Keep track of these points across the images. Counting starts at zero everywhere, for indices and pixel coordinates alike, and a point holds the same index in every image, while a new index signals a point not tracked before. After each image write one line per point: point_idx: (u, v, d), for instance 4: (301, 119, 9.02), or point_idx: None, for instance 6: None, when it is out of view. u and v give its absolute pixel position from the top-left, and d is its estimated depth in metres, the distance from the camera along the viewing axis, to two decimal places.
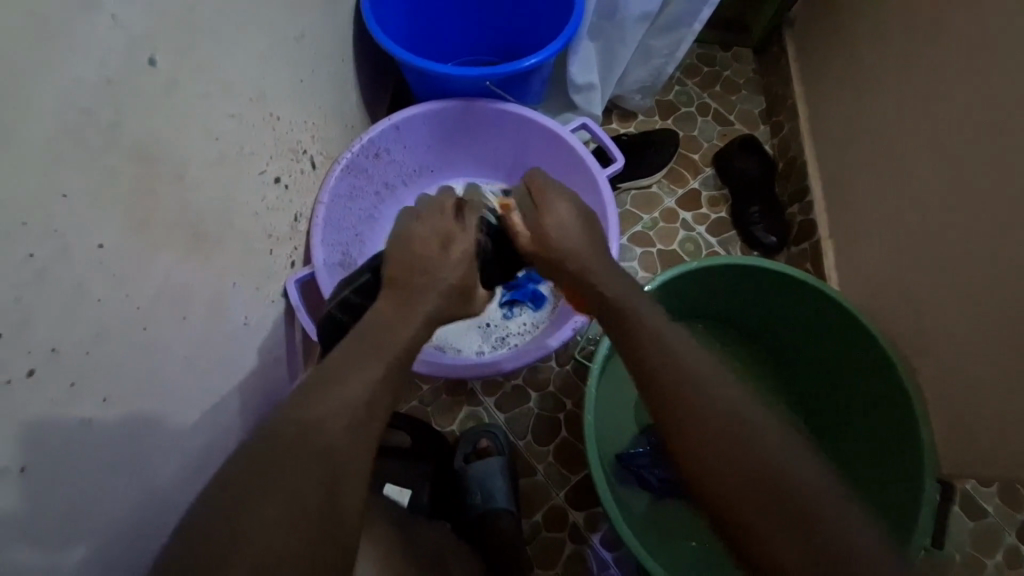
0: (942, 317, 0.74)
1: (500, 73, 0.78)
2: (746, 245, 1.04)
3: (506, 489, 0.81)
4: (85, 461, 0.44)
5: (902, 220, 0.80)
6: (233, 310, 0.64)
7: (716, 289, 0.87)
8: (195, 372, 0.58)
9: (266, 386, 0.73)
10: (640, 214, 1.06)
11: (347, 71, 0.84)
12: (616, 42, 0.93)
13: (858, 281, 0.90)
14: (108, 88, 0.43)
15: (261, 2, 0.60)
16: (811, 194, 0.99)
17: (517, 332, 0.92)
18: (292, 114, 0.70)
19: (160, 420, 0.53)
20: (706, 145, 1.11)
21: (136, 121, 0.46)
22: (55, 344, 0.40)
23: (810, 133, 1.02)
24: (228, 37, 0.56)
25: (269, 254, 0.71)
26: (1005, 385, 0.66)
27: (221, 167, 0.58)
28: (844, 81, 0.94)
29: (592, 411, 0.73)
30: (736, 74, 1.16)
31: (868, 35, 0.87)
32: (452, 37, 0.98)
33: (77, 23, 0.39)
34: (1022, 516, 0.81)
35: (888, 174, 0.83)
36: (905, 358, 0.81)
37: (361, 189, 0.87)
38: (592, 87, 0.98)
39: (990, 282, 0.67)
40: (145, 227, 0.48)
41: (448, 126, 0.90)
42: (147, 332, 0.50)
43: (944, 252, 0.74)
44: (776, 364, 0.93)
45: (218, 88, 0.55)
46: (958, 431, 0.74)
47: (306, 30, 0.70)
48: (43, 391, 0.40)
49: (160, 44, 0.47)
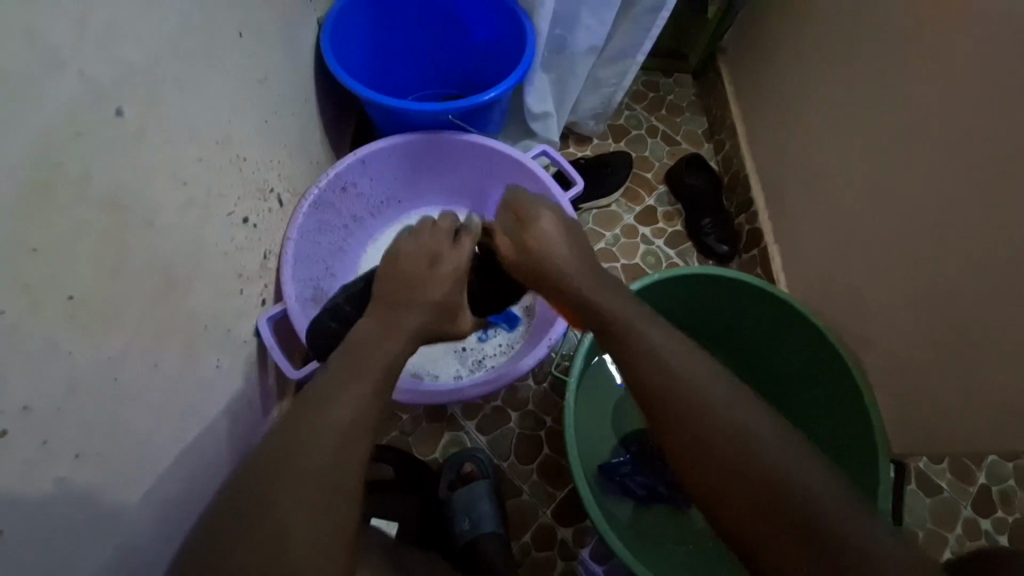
0: (878, 309, 0.82)
1: (461, 107, 0.82)
2: (702, 255, 1.11)
3: (494, 512, 0.81)
4: (59, 522, 0.43)
5: (837, 224, 0.88)
6: (204, 354, 0.62)
7: (684, 298, 0.92)
8: (170, 419, 0.56)
9: (241, 430, 0.71)
10: (602, 231, 1.11)
11: (309, 109, 0.86)
12: (567, 73, 1.00)
13: (805, 282, 0.97)
14: (79, 140, 0.43)
15: (224, 48, 0.62)
16: (755, 204, 1.07)
17: (493, 354, 0.93)
18: (258, 154, 0.71)
19: (133, 470, 0.51)
20: (658, 164, 1.18)
21: (105, 171, 0.46)
22: (27, 402, 0.39)
23: (749, 149, 1.11)
24: (193, 83, 0.57)
25: (240, 294, 0.70)
26: (941, 366, 0.73)
27: (190, 210, 0.58)
28: (775, 101, 1.03)
29: (572, 424, 0.74)
30: (679, 98, 1.25)
31: (792, 62, 0.97)
32: (409, 74, 1.02)
33: (45, 78, 0.40)
34: (973, 488, 0.88)
35: (821, 184, 0.92)
36: (852, 348, 0.87)
37: (329, 223, 0.88)
38: (548, 115, 1.03)
39: (918, 274, 0.74)
40: (116, 275, 0.48)
41: (413, 158, 0.93)
42: (119, 383, 0.48)
43: (874, 251, 0.82)
44: (741, 365, 0.98)
45: (185, 134, 0.56)
46: (903, 413, 0.80)
47: (268, 73, 0.72)
48: (12, 451, 0.38)
49: (126, 94, 0.48)
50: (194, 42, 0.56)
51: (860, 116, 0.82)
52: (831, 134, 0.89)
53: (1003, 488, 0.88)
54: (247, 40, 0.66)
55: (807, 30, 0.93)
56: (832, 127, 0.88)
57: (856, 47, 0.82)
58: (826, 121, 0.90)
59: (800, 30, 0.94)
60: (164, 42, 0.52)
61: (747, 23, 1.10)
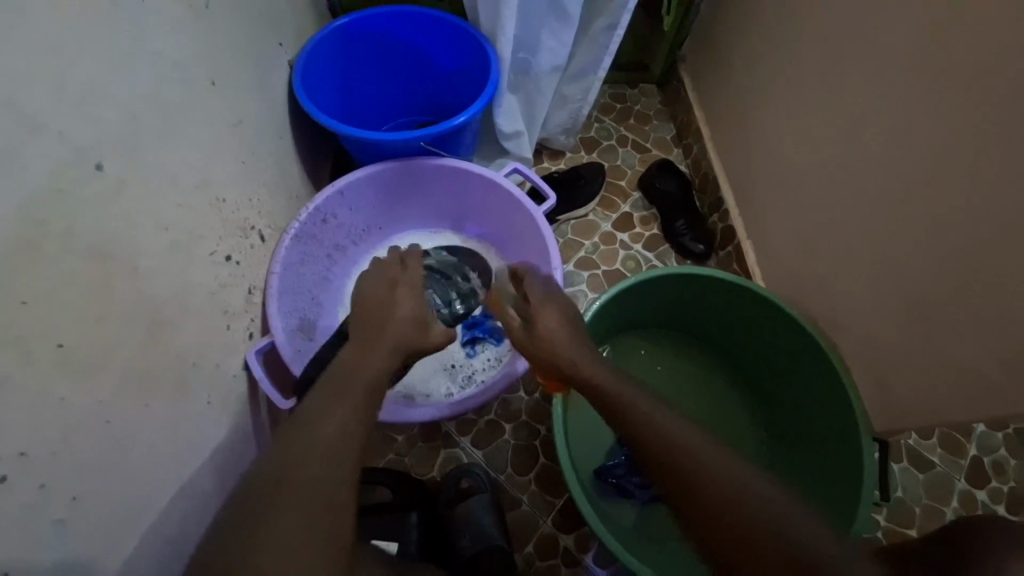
0: (847, 294, 0.85)
1: (432, 133, 0.85)
2: (680, 256, 1.14)
3: (494, 526, 0.82)
4: (56, 565, 0.44)
5: (803, 215, 0.92)
6: (195, 391, 0.64)
7: (665, 299, 0.95)
8: (165, 457, 0.58)
9: (235, 464, 0.72)
10: (581, 240, 1.14)
11: (286, 146, 0.89)
12: (534, 92, 1.04)
13: (778, 273, 1.00)
14: (62, 196, 0.46)
15: (198, 97, 0.65)
16: (725, 203, 1.11)
17: (482, 369, 0.95)
18: (237, 194, 0.74)
19: (129, 509, 0.52)
20: (630, 171, 1.22)
21: (89, 223, 0.48)
22: (25, 448, 0.41)
23: (716, 150, 1.15)
24: (169, 135, 0.59)
25: (227, 329, 0.72)
26: (913, 345, 0.75)
27: (174, 253, 0.60)
28: (736, 104, 1.07)
29: (562, 433, 0.75)
30: (645, 106, 1.30)
31: (746, 67, 1.02)
32: (383, 105, 1.06)
33: (30, 143, 0.43)
34: (964, 461, 0.90)
35: (785, 179, 0.95)
36: (829, 334, 0.90)
37: (312, 254, 0.91)
38: (519, 134, 1.07)
39: (880, 257, 0.77)
40: (105, 320, 0.50)
41: (391, 185, 0.96)
42: (114, 425, 0.50)
43: (837, 239, 0.85)
44: (727, 360, 1.01)
45: (163, 182, 0.59)
46: (884, 393, 0.82)
47: (243, 116, 0.75)
48: (12, 496, 0.40)
49: (106, 150, 0.50)
50: (168, 94, 0.59)
51: (814, 114, 0.86)
52: (790, 132, 0.92)
53: (995, 458, 0.90)
54: (221, 87, 0.69)
55: (758, 36, 0.97)
56: (790, 124, 0.92)
57: (804, 49, 0.86)
58: (784, 118, 0.93)
59: (753, 37, 0.99)
60: (139, 98, 0.55)
61: (704, 32, 1.15)
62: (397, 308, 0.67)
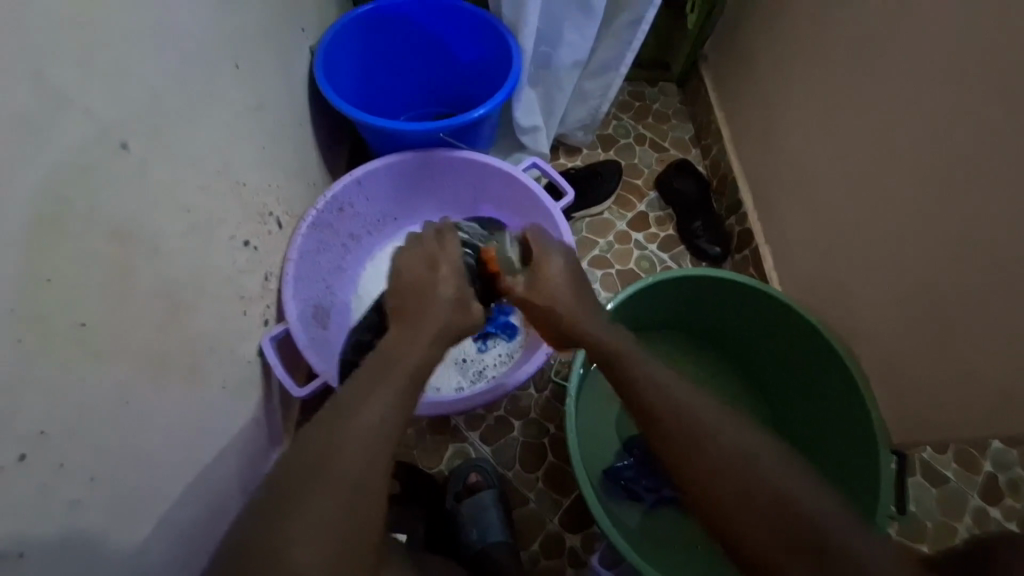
0: (868, 302, 0.83)
1: (453, 124, 0.84)
2: (695, 258, 1.13)
3: (501, 522, 0.82)
4: (69, 545, 0.44)
5: (825, 221, 0.90)
6: (210, 375, 0.64)
7: (681, 300, 0.94)
8: (180, 440, 0.57)
9: (246, 450, 0.72)
10: (596, 238, 1.13)
11: (305, 133, 0.88)
12: (554, 87, 1.02)
13: (796, 279, 0.99)
14: (86, 173, 0.45)
15: (221, 79, 0.64)
16: (743, 206, 1.10)
17: (493, 364, 0.95)
18: (256, 179, 0.73)
19: (142, 492, 0.52)
20: (647, 171, 1.20)
21: (111, 202, 0.48)
22: (43, 426, 0.41)
23: (736, 152, 1.13)
24: (192, 116, 0.59)
25: (243, 315, 0.71)
26: (934, 357, 0.74)
27: (194, 235, 0.60)
28: (758, 105, 1.06)
29: (575, 432, 0.75)
30: (664, 106, 1.28)
31: (771, 68, 1.00)
32: (401, 96, 1.05)
33: (56, 118, 0.42)
34: (978, 477, 0.88)
35: (807, 183, 0.94)
36: (847, 342, 0.89)
37: (328, 242, 0.90)
38: (537, 128, 1.06)
39: (904, 266, 0.76)
40: (124, 300, 0.49)
41: (408, 176, 0.95)
42: (130, 407, 0.50)
43: (860, 246, 0.84)
44: (740, 365, 1.00)
45: (185, 163, 0.58)
46: (901, 403, 0.81)
47: (264, 100, 0.74)
48: (29, 475, 0.40)
49: (131, 128, 0.50)
50: (192, 74, 0.58)
51: (840, 117, 0.85)
52: (814, 135, 0.91)
53: (1011, 477, 0.87)
54: (243, 70, 0.69)
55: (785, 37, 0.96)
56: (814, 127, 0.91)
57: (833, 51, 0.85)
58: (809, 121, 0.92)
59: (779, 38, 0.97)
60: (163, 77, 0.54)
61: (728, 32, 1.13)
62: (414, 299, 0.67)
